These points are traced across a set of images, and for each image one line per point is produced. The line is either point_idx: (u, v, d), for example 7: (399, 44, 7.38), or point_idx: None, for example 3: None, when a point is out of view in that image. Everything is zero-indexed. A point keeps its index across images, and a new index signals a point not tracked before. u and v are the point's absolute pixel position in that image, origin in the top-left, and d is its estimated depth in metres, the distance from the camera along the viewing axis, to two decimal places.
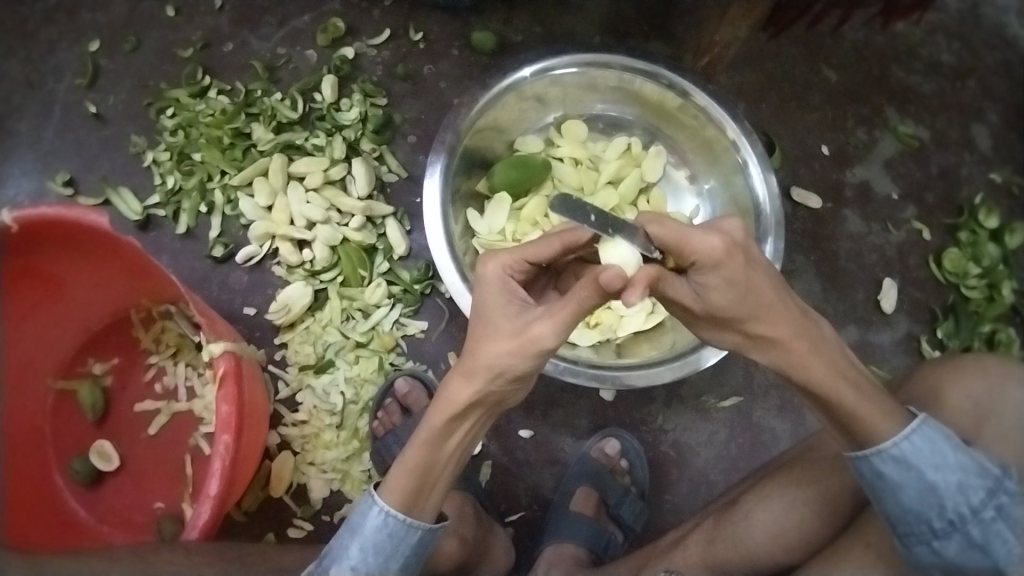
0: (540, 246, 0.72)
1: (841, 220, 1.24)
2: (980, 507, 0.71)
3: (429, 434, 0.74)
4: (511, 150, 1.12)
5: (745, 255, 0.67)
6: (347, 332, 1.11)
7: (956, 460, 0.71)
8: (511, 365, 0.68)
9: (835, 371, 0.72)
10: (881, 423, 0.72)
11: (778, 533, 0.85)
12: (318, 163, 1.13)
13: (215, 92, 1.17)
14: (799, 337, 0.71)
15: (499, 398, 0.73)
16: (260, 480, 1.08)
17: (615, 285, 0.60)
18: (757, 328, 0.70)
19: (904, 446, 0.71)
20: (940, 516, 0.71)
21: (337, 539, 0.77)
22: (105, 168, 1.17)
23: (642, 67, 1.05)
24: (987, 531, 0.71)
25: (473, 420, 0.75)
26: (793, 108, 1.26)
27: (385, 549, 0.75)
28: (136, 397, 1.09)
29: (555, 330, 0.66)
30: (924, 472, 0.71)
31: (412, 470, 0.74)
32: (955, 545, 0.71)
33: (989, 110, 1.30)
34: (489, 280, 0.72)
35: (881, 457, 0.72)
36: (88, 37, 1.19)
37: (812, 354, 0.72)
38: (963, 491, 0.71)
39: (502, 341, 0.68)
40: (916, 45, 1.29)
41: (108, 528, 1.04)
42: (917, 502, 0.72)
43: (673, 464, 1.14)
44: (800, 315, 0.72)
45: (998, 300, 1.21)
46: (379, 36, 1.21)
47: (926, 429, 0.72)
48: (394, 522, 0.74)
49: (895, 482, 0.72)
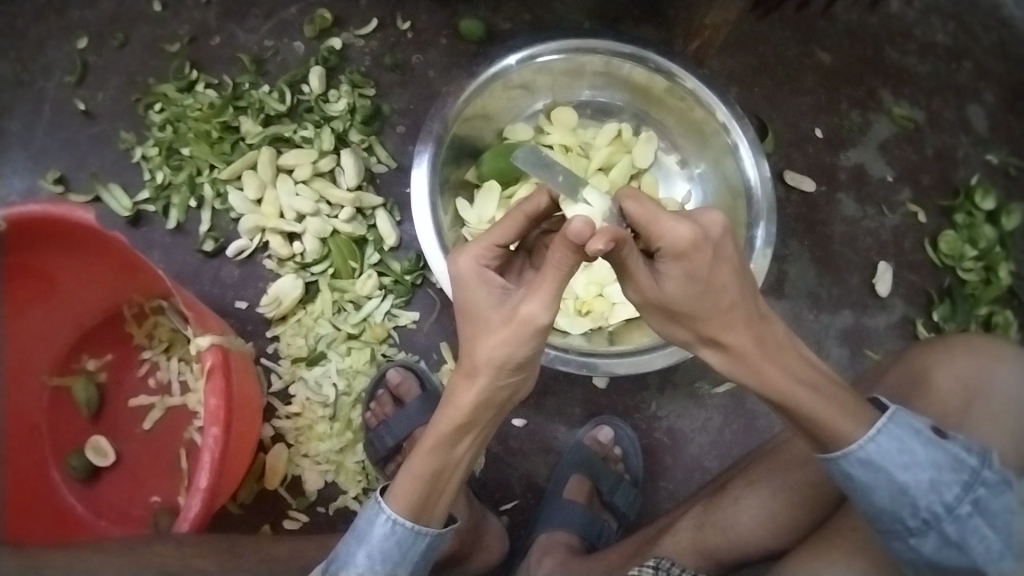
0: (505, 225, 0.73)
1: (835, 204, 1.24)
2: (954, 504, 0.70)
3: (437, 440, 0.74)
4: (500, 138, 1.12)
5: (714, 251, 0.67)
6: (339, 324, 1.11)
7: (927, 457, 0.70)
8: (510, 352, 0.67)
9: (788, 373, 0.72)
10: (849, 427, 0.71)
11: (765, 518, 0.85)
12: (307, 155, 1.12)
13: (203, 86, 1.17)
14: (750, 343, 0.72)
15: (506, 394, 0.73)
16: (255, 471, 1.08)
17: (582, 236, 0.60)
18: (701, 326, 0.71)
19: (870, 448, 0.71)
20: (914, 514, 0.70)
21: (343, 546, 0.75)
22: (95, 165, 1.16)
23: (629, 51, 1.04)
24: (964, 528, 0.70)
25: (479, 427, 0.75)
26: (786, 92, 1.25)
27: (394, 556, 0.74)
28: (131, 392, 1.09)
29: (547, 306, 0.65)
30: (893, 473, 0.71)
31: (418, 478, 0.74)
32: (931, 543, 0.71)
33: (985, 92, 1.27)
34: (465, 275, 0.72)
35: (848, 460, 0.72)
36: (75, 34, 1.19)
37: (764, 360, 0.72)
38: (936, 488, 0.70)
39: (494, 334, 0.68)
40: (910, 26, 1.28)
41: (106, 522, 1.05)
42: (889, 502, 0.71)
43: (667, 451, 1.14)
44: (757, 317, 0.71)
45: (995, 282, 1.19)
46: (366, 26, 1.20)
47: (892, 428, 0.72)
48: (402, 530, 0.74)
49: (864, 484, 0.72)
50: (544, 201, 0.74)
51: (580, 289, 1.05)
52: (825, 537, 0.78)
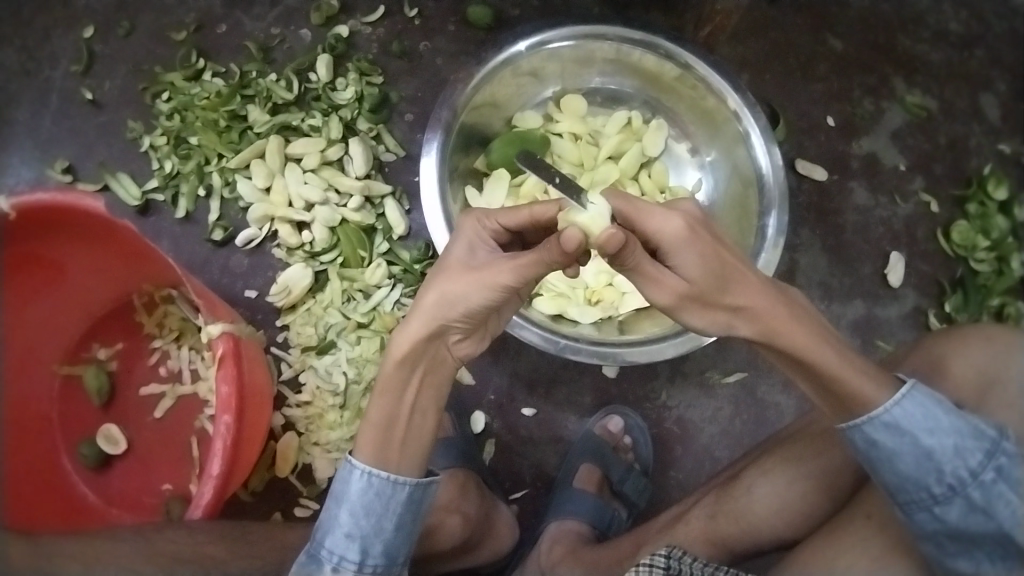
0: (511, 212, 0.74)
1: (847, 193, 1.23)
2: (978, 470, 0.69)
3: (386, 384, 0.75)
4: (510, 126, 1.11)
5: (711, 234, 0.69)
6: (348, 313, 1.11)
7: (950, 423, 0.69)
8: (463, 293, 0.71)
9: (808, 331, 0.71)
10: (874, 391, 0.70)
11: (779, 507, 0.85)
12: (314, 143, 1.12)
13: (210, 75, 1.16)
14: (774, 303, 0.71)
15: (450, 337, 0.75)
16: (267, 459, 1.09)
17: (572, 245, 0.64)
18: (733, 296, 0.70)
19: (896, 411, 0.70)
20: (939, 480, 0.69)
21: (326, 511, 0.74)
22: (102, 154, 1.16)
23: (639, 38, 1.03)
24: (989, 493, 0.68)
25: (426, 369, 0.76)
26: (797, 80, 1.24)
27: (376, 510, 0.72)
28: (142, 380, 1.09)
29: (513, 269, 0.69)
30: (918, 437, 0.69)
31: (376, 421, 0.74)
32: (956, 510, 0.69)
33: (997, 81, 1.26)
34: (461, 231, 0.76)
35: (873, 425, 0.71)
36: (82, 23, 1.18)
37: (790, 318, 0.71)
38: (961, 453, 0.69)
39: (453, 279, 0.71)
40: (922, 13, 1.26)
41: (117, 511, 1.05)
42: (913, 469, 0.70)
43: (677, 441, 1.13)
44: (772, 286, 0.72)
45: (1006, 274, 1.18)
46: (373, 13, 1.19)
47: (916, 394, 0.70)
48: (378, 481, 0.72)
49: (888, 449, 0.71)
50: (551, 212, 0.74)
51: (590, 278, 1.05)
52: (840, 530, 0.77)
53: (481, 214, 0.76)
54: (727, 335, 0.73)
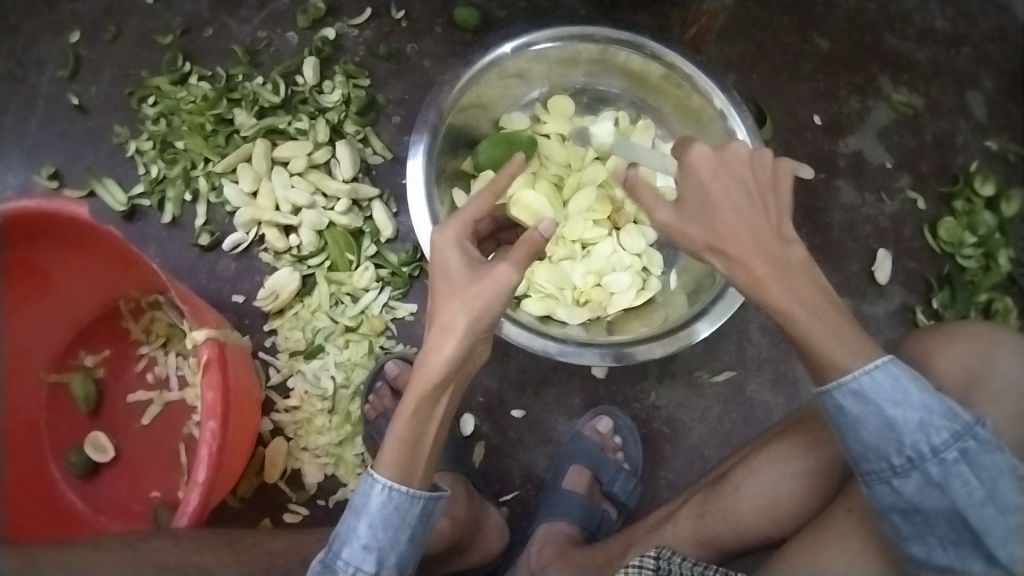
0: (476, 205, 0.80)
1: (834, 191, 1.23)
2: (941, 448, 0.65)
3: (416, 407, 0.72)
4: (497, 128, 1.11)
5: (735, 179, 0.75)
6: (336, 316, 1.10)
7: (921, 399, 0.66)
8: (487, 303, 0.73)
9: (791, 292, 0.70)
10: (842, 355, 0.67)
11: (767, 506, 0.85)
12: (301, 147, 1.12)
13: (196, 78, 1.16)
14: (755, 252, 0.71)
15: (475, 352, 0.75)
16: (255, 466, 1.08)
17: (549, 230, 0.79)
18: (708, 229, 0.73)
19: (865, 379, 0.67)
20: (898, 452, 0.67)
21: (344, 522, 0.73)
22: (89, 160, 1.16)
23: (625, 38, 1.03)
24: (948, 471, 0.65)
25: (455, 387, 0.74)
26: (783, 79, 1.24)
27: (395, 523, 0.72)
28: (128, 387, 1.09)
29: (515, 266, 0.74)
30: (883, 407, 0.66)
31: (405, 439, 0.72)
32: (913, 484, 0.66)
33: (984, 77, 1.27)
34: (444, 241, 0.78)
35: (841, 391, 0.68)
36: (68, 28, 1.18)
37: (773, 278, 0.70)
38: (924, 429, 0.65)
39: (473, 288, 0.73)
40: (909, 11, 1.27)
41: (106, 518, 1.04)
42: (876, 437, 0.67)
43: (666, 440, 1.13)
44: (772, 233, 0.72)
45: (993, 269, 1.19)
46: (360, 16, 1.19)
47: (892, 367, 0.67)
48: (398, 495, 0.71)
49: (855, 417, 0.68)
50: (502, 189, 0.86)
51: (578, 279, 1.04)
52: (824, 524, 0.77)
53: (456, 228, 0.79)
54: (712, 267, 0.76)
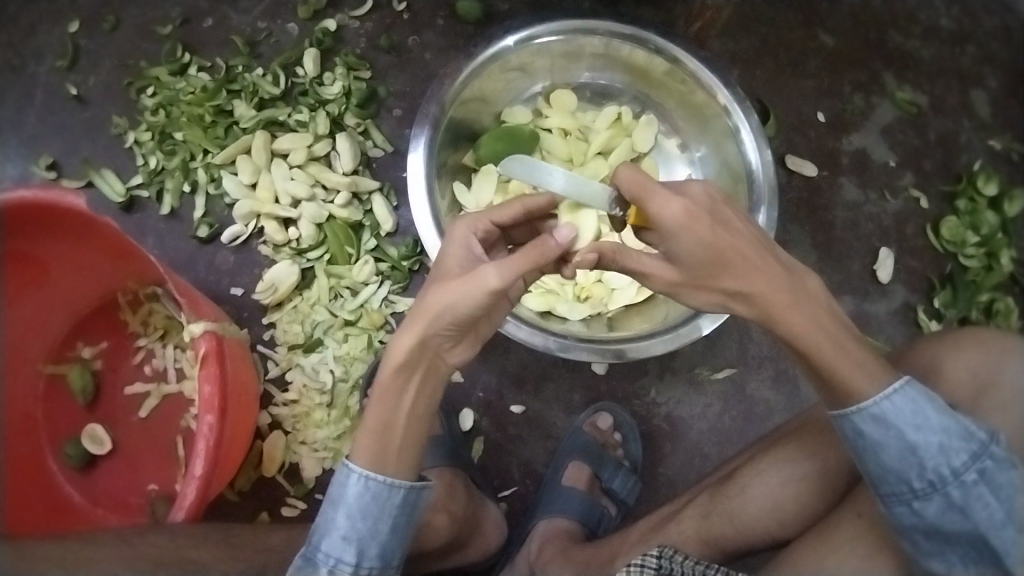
0: (503, 210, 0.80)
1: (837, 188, 1.22)
2: (961, 470, 0.65)
3: (384, 390, 0.72)
4: (498, 122, 1.10)
5: (710, 216, 0.68)
6: (336, 310, 1.10)
7: (940, 422, 0.66)
8: (452, 301, 0.69)
9: (811, 317, 0.69)
10: (862, 381, 0.68)
11: (772, 507, 0.84)
12: (302, 139, 1.11)
13: (196, 69, 1.15)
14: (775, 285, 0.68)
15: (441, 346, 0.72)
16: (253, 459, 1.08)
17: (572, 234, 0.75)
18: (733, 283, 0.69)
19: (885, 405, 0.67)
20: (920, 476, 0.66)
21: (322, 514, 0.72)
22: (87, 150, 1.15)
23: (629, 32, 1.02)
24: (969, 494, 0.65)
25: (425, 372, 0.73)
26: (788, 75, 1.23)
27: (374, 512, 0.71)
28: (127, 379, 1.08)
29: (501, 273, 0.68)
30: (904, 432, 0.66)
31: (374, 427, 0.72)
32: (935, 507, 0.66)
33: (988, 77, 1.25)
34: (452, 234, 0.78)
35: (861, 416, 0.68)
36: (67, 18, 1.17)
37: (793, 308, 0.68)
38: (945, 452, 0.65)
39: (448, 284, 0.69)
40: (914, 9, 1.26)
41: (103, 511, 1.04)
42: (897, 461, 0.67)
43: (666, 437, 1.13)
44: (783, 270, 0.69)
45: (996, 269, 1.18)
46: (361, 7, 1.18)
47: (910, 390, 0.67)
48: (375, 484, 0.71)
49: (874, 441, 0.68)
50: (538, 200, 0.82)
51: (579, 275, 1.05)
52: (834, 526, 0.76)
53: (471, 220, 0.79)
54: (730, 310, 0.73)
